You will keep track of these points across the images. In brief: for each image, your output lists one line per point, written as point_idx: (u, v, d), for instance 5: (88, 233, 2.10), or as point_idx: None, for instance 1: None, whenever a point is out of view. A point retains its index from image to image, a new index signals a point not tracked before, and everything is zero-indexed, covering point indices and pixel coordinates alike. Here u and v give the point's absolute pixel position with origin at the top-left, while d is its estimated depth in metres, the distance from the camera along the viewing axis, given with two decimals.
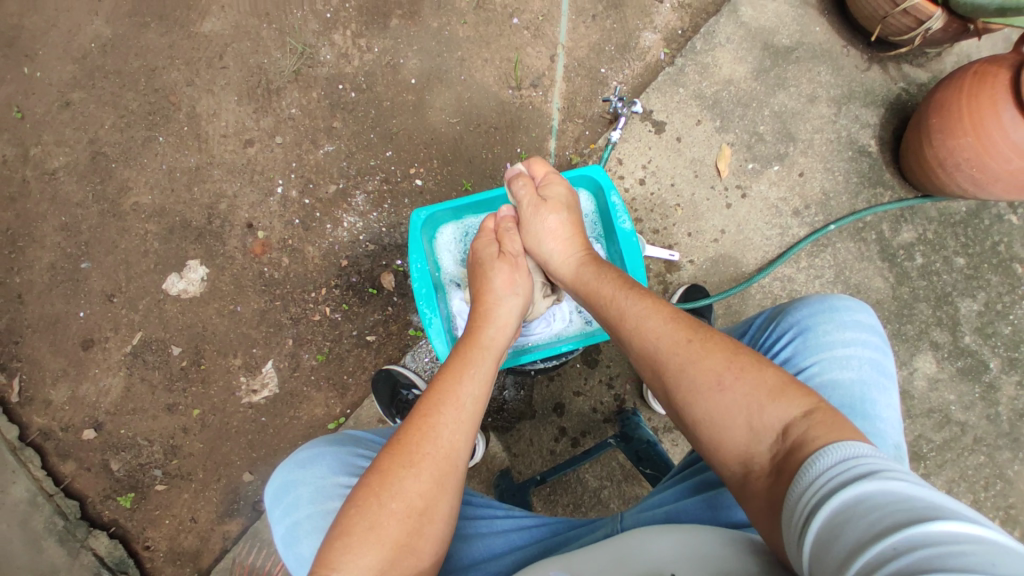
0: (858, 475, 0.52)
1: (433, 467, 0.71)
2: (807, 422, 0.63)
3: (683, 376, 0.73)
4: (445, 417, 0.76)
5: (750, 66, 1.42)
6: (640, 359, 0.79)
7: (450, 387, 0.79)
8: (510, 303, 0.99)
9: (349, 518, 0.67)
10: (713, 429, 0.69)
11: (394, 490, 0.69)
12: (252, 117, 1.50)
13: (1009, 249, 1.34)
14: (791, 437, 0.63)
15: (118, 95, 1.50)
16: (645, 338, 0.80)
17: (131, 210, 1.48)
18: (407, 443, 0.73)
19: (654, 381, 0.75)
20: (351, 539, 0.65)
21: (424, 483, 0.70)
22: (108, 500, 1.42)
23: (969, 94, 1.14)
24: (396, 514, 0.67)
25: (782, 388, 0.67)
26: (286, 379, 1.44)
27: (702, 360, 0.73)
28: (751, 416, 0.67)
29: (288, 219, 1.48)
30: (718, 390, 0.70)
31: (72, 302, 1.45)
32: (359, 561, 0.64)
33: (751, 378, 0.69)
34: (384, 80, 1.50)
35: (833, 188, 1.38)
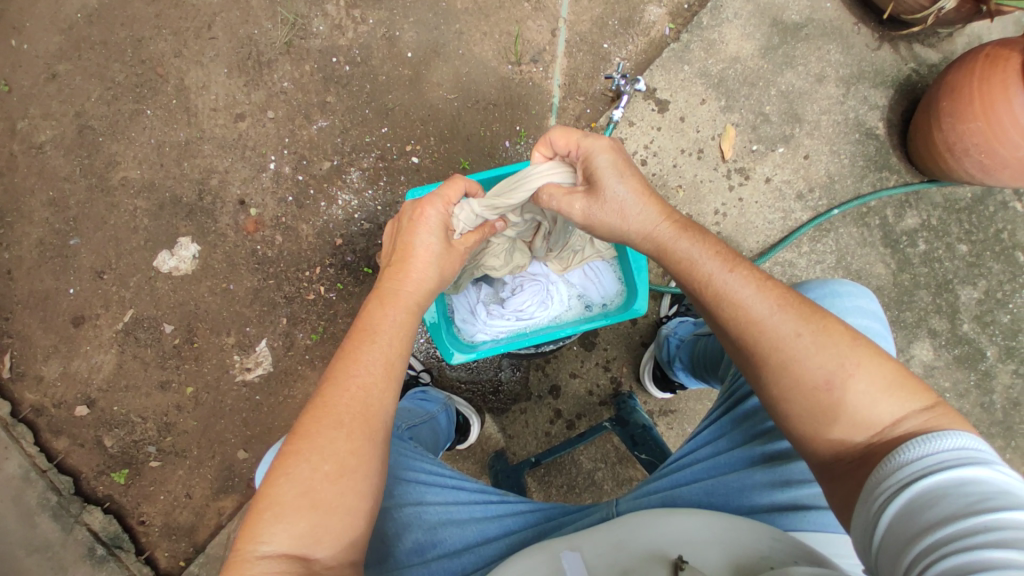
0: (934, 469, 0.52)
1: (361, 423, 0.67)
2: (919, 419, 0.61)
3: (781, 324, 0.68)
4: (369, 374, 0.71)
5: (757, 43, 1.38)
6: (733, 295, 0.72)
7: (370, 341, 0.74)
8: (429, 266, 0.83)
9: (277, 488, 0.62)
10: (803, 405, 0.65)
11: (322, 451, 0.64)
12: (243, 90, 1.45)
13: (1014, 237, 1.32)
14: (901, 429, 0.60)
15: (104, 67, 1.45)
16: (746, 274, 0.72)
17: (120, 184, 1.45)
18: (332, 402, 0.67)
19: (727, 304, 0.72)
20: (279, 510, 0.61)
21: (354, 440, 0.66)
22: (103, 475, 1.42)
23: (981, 78, 1.11)
24: (326, 476, 0.63)
25: (900, 380, 0.63)
26: (280, 358, 1.43)
27: (807, 318, 0.68)
28: (849, 395, 0.63)
29: (281, 196, 1.45)
30: (822, 355, 0.65)
31: (62, 278, 1.43)
32: (292, 531, 0.60)
33: (868, 365, 0.64)
34: (379, 53, 1.45)
35: (838, 171, 1.35)
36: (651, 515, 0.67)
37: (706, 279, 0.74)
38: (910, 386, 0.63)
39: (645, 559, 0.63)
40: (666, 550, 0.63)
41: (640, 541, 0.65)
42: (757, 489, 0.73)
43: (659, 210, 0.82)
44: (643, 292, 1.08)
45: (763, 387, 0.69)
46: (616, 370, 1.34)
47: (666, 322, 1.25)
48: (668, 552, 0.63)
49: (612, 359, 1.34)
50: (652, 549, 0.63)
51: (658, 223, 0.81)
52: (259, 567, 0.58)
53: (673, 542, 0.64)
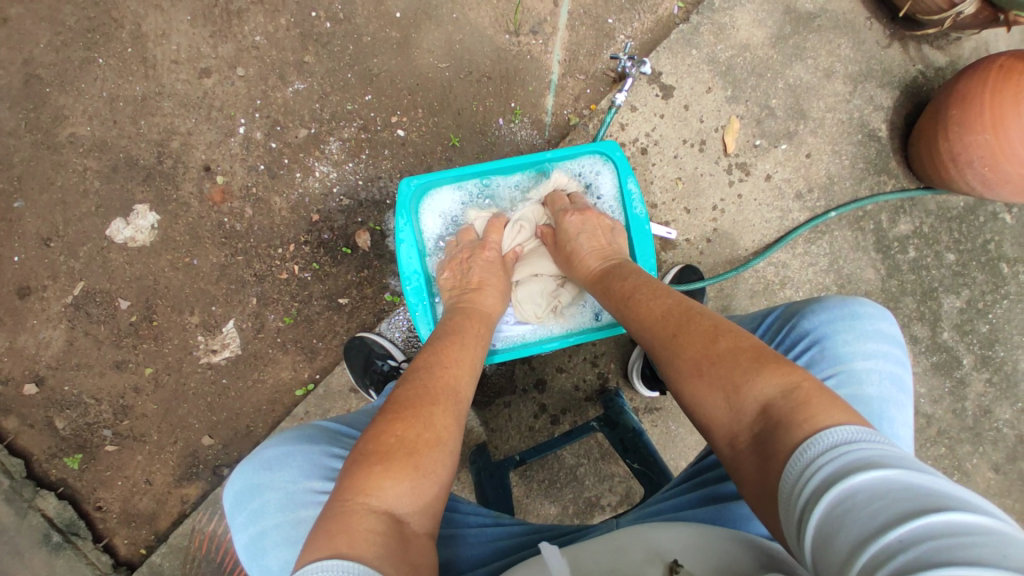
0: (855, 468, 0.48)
1: (454, 408, 0.74)
2: (784, 402, 0.59)
3: (666, 328, 0.76)
4: (463, 372, 0.80)
5: (768, 32, 1.31)
6: (641, 310, 0.82)
7: (457, 348, 0.84)
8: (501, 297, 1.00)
9: (387, 446, 0.65)
10: (700, 386, 0.68)
11: (426, 423, 0.68)
12: (210, 42, 1.30)
13: (999, 248, 1.34)
14: (768, 415, 0.60)
15: (57, 10, 1.27)
16: (657, 292, 0.84)
17: (67, 141, 1.29)
18: (433, 387, 0.74)
19: (631, 319, 0.83)
20: (390, 464, 0.63)
21: (449, 420, 0.71)
22: (54, 459, 1.32)
23: (994, 89, 1.09)
24: (432, 445, 0.67)
25: (760, 362, 0.64)
26: (249, 341, 1.34)
27: (687, 322, 0.75)
28: (706, 377, 0.67)
29: (251, 164, 1.32)
30: (697, 345, 0.71)
31: (3, 245, 1.29)
32: (397, 488, 0.62)
33: (728, 353, 0.67)
34: (364, 11, 1.32)
35: (838, 172, 1.32)
36: (648, 529, 0.68)
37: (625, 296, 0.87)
38: (776, 364, 0.63)
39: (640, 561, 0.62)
40: (663, 552, 0.63)
41: (638, 545, 0.65)
42: None
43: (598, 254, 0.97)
44: None
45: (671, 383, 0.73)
46: (603, 365, 1.31)
47: None
48: (666, 553, 0.63)
49: (601, 355, 1.31)
50: (650, 550, 0.63)
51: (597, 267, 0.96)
52: (364, 518, 0.58)
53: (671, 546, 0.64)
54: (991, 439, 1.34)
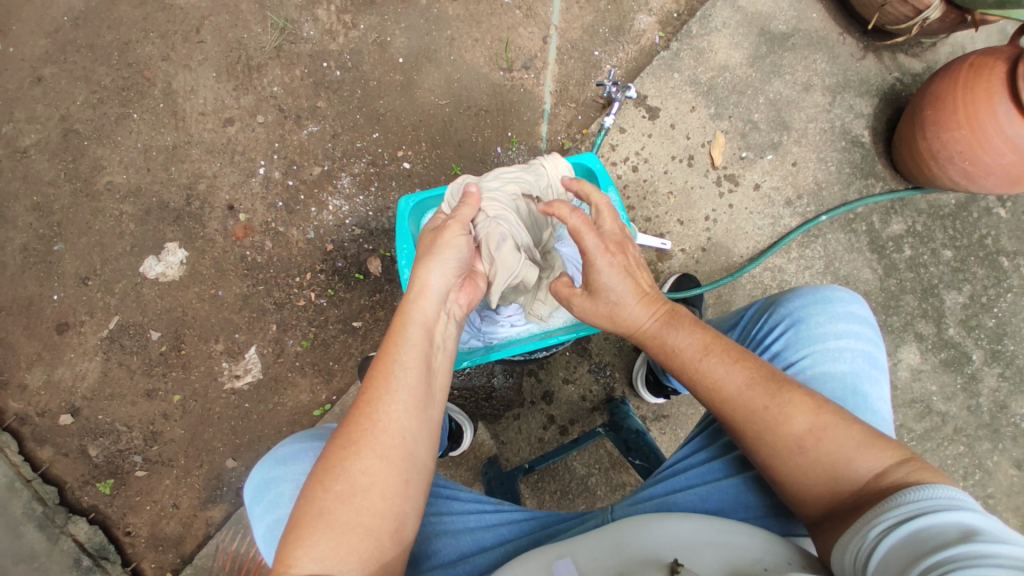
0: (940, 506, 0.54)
1: (373, 443, 0.68)
2: (900, 473, 0.61)
3: (751, 395, 0.70)
4: (383, 393, 0.71)
5: (745, 52, 1.40)
6: (710, 376, 0.73)
7: (380, 359, 0.74)
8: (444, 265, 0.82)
9: (299, 509, 0.64)
10: (786, 465, 0.67)
11: (337, 474, 0.65)
12: (233, 95, 1.44)
13: (996, 242, 1.35)
14: (887, 480, 0.61)
15: (90, 70, 1.43)
16: (719, 358, 0.73)
17: (106, 188, 1.43)
18: (345, 428, 0.68)
19: (701, 383, 0.74)
20: (299, 531, 0.62)
21: (368, 460, 0.67)
22: (87, 486, 1.39)
23: (965, 86, 1.13)
24: (344, 498, 0.64)
25: (870, 439, 0.64)
26: (270, 365, 1.41)
27: (773, 391, 0.69)
28: (822, 452, 0.65)
29: (271, 201, 1.44)
30: (791, 423, 0.67)
31: (46, 284, 1.41)
32: (312, 552, 0.61)
33: (836, 426, 0.66)
34: (370, 58, 1.45)
35: (826, 178, 1.37)
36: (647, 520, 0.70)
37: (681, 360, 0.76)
38: (880, 443, 0.64)
39: (642, 563, 0.63)
40: (661, 555, 0.64)
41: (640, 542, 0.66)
42: (753, 494, 0.75)
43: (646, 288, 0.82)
44: None
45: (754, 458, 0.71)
46: (609, 374, 1.34)
47: None
48: (663, 555, 0.64)
49: (606, 365, 1.35)
50: (650, 553, 0.64)
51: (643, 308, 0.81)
52: None
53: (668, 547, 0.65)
54: (1010, 435, 1.32)
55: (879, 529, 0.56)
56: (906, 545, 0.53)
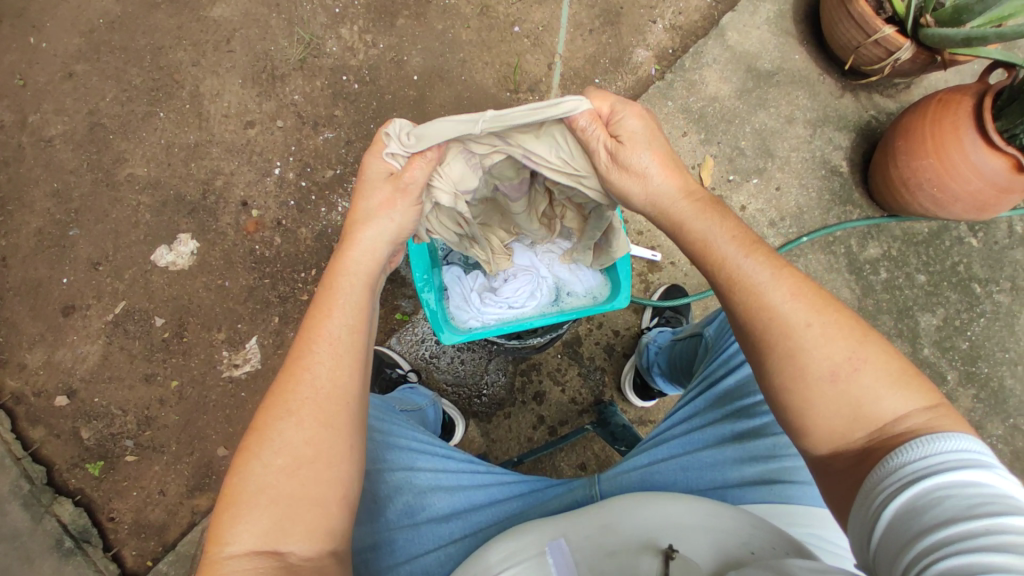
0: (948, 468, 0.54)
1: (314, 410, 0.69)
2: (921, 418, 0.62)
3: (793, 312, 0.67)
4: (320, 359, 0.71)
5: (733, 86, 1.52)
6: (749, 279, 0.71)
7: (316, 322, 0.74)
8: (382, 224, 0.80)
9: (236, 488, 0.66)
10: (809, 398, 0.65)
11: (277, 446, 0.67)
12: (255, 100, 1.54)
13: (968, 269, 1.44)
14: (903, 427, 0.61)
15: (124, 71, 1.53)
16: (765, 261, 0.71)
17: (126, 179, 1.50)
18: (278, 397, 0.69)
19: (738, 289, 0.71)
20: (237, 510, 0.64)
21: (309, 428, 0.68)
22: (75, 468, 1.40)
23: (934, 120, 1.24)
24: (284, 471, 0.66)
25: (901, 377, 0.64)
26: (269, 356, 1.44)
27: (821, 309, 0.68)
28: (854, 386, 0.64)
29: (283, 199, 1.51)
30: (829, 347, 0.65)
31: (57, 267, 1.46)
32: (251, 528, 0.64)
33: (872, 361, 0.65)
34: (387, 75, 1.56)
35: (807, 203, 1.46)
36: (640, 499, 0.72)
37: (720, 260, 0.74)
38: (908, 387, 0.64)
39: (633, 547, 0.67)
40: (651, 538, 0.68)
41: (631, 524, 0.69)
42: (736, 464, 0.79)
43: (673, 174, 0.79)
44: (627, 288, 1.07)
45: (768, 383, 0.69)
46: (599, 377, 1.39)
47: (647, 332, 1.33)
48: (654, 539, 0.68)
49: (597, 368, 1.39)
50: (640, 535, 0.68)
51: (675, 199, 0.79)
52: (227, 564, 0.62)
53: (661, 530, 0.68)
54: None
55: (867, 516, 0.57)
56: (905, 516, 0.53)
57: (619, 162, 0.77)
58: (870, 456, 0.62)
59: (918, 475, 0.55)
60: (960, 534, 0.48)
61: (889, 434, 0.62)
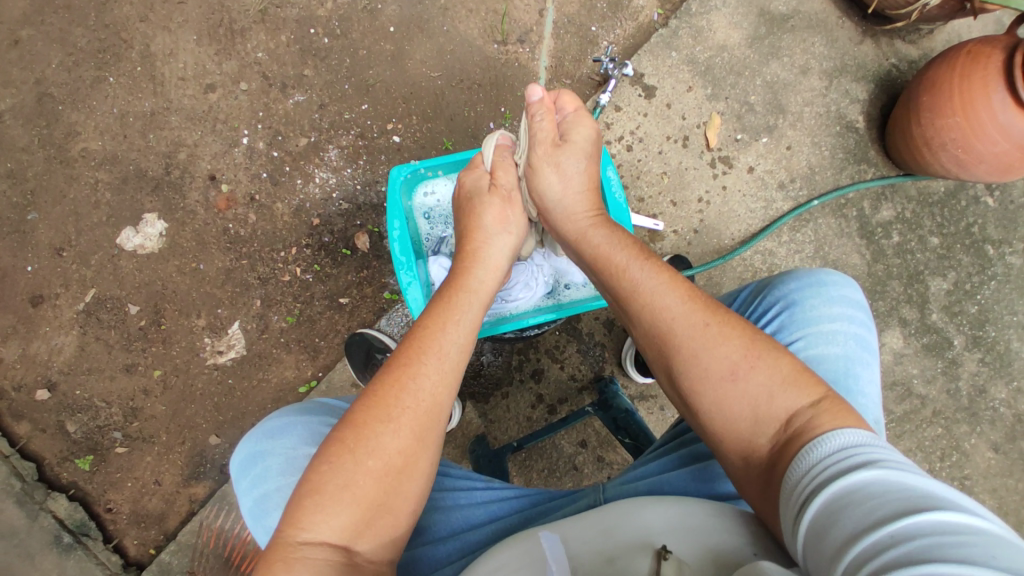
0: (860, 465, 0.52)
1: (415, 422, 0.65)
2: (811, 413, 0.62)
3: (689, 312, 0.72)
4: (428, 369, 0.69)
5: (744, 32, 1.38)
6: (646, 287, 0.77)
7: (432, 333, 0.72)
8: (501, 239, 0.93)
9: (321, 474, 0.61)
10: (711, 390, 0.67)
11: (372, 447, 0.62)
12: (214, 60, 1.38)
13: (982, 230, 1.37)
14: (791, 428, 0.62)
15: (65, 30, 1.36)
16: (656, 267, 0.79)
17: (80, 155, 1.36)
18: (384, 394, 0.66)
19: (640, 301, 0.77)
20: (321, 496, 0.59)
21: (405, 439, 0.64)
22: (65, 462, 1.36)
23: (961, 74, 1.13)
24: (373, 473, 0.62)
25: (796, 375, 0.65)
26: (254, 341, 1.38)
27: (715, 312, 0.72)
28: (750, 381, 0.66)
29: (254, 172, 1.39)
30: (725, 345, 0.68)
31: (19, 255, 1.35)
32: (332, 521, 0.59)
33: (765, 357, 0.67)
34: (360, 26, 1.40)
35: (819, 162, 1.37)
36: (639, 503, 0.68)
37: (622, 263, 0.82)
38: (803, 377, 0.65)
39: (633, 549, 0.63)
40: (652, 538, 0.64)
41: (631, 526, 0.65)
42: None
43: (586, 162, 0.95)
44: None
45: (678, 379, 0.71)
46: (599, 354, 1.34)
47: None
48: (654, 539, 0.63)
49: (597, 345, 1.35)
50: (641, 536, 0.64)
51: (587, 212, 0.92)
52: (299, 552, 0.57)
53: (662, 530, 0.64)
54: (988, 419, 1.35)
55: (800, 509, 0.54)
56: (823, 523, 0.50)
57: (556, 154, 0.94)
58: (778, 458, 0.62)
59: (830, 481, 0.53)
60: (879, 535, 0.45)
61: (783, 427, 0.63)
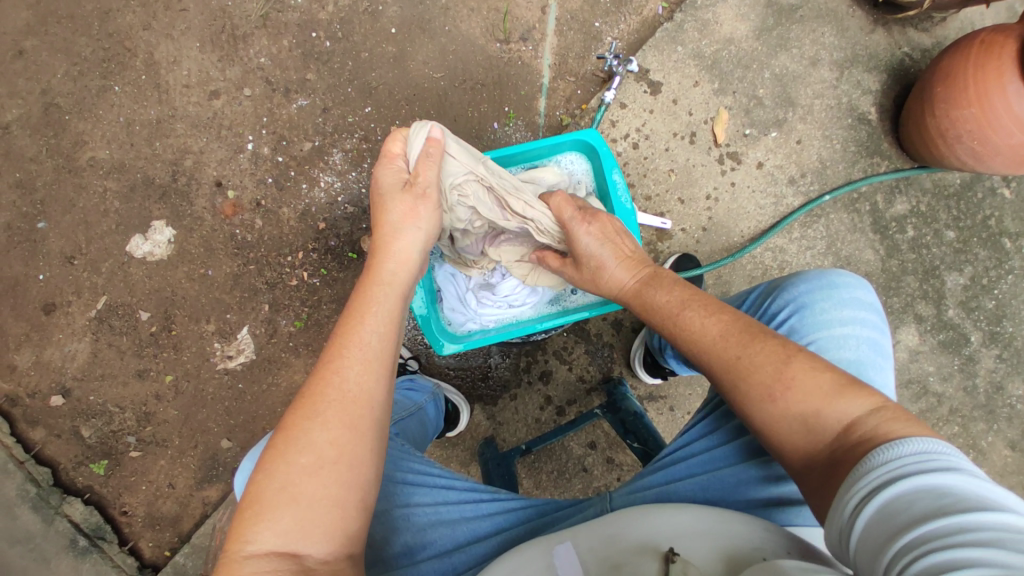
0: (923, 462, 0.52)
1: (342, 414, 0.64)
2: (871, 421, 0.60)
3: (723, 349, 0.72)
4: (350, 361, 0.67)
5: (751, 25, 1.35)
6: (685, 330, 0.77)
7: (351, 326, 0.70)
8: (411, 233, 0.81)
9: (258, 485, 0.60)
10: (759, 418, 0.67)
11: (301, 446, 0.61)
12: (218, 66, 1.39)
13: (1000, 223, 1.33)
14: (853, 434, 0.60)
15: (72, 42, 1.37)
16: (694, 312, 0.78)
17: (89, 164, 1.38)
18: (311, 394, 0.64)
19: (683, 339, 0.77)
20: (259, 508, 0.59)
21: (336, 432, 0.63)
22: (81, 467, 1.38)
23: (976, 64, 1.10)
24: (308, 471, 0.60)
25: (839, 387, 0.63)
26: (262, 346, 1.38)
27: (748, 341, 0.71)
28: (796, 402, 0.65)
29: (260, 177, 1.39)
30: (760, 372, 0.68)
31: (31, 263, 1.37)
32: (275, 527, 0.58)
33: (805, 375, 0.65)
34: (361, 28, 1.39)
35: (830, 156, 1.34)
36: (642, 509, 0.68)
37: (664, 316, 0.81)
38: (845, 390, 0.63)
39: (637, 554, 0.62)
40: (656, 541, 0.63)
41: (635, 532, 0.65)
42: (754, 484, 0.75)
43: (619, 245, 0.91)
44: None
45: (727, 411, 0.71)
46: (608, 354, 1.33)
47: None
48: (659, 543, 0.63)
49: (605, 346, 1.34)
50: (645, 541, 0.64)
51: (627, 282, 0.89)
52: (247, 564, 0.56)
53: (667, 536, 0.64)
54: (1006, 416, 1.32)
55: (858, 498, 0.54)
56: (887, 512, 0.50)
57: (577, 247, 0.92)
58: (836, 463, 0.60)
59: (889, 475, 0.53)
60: (946, 525, 0.45)
61: (842, 444, 0.61)
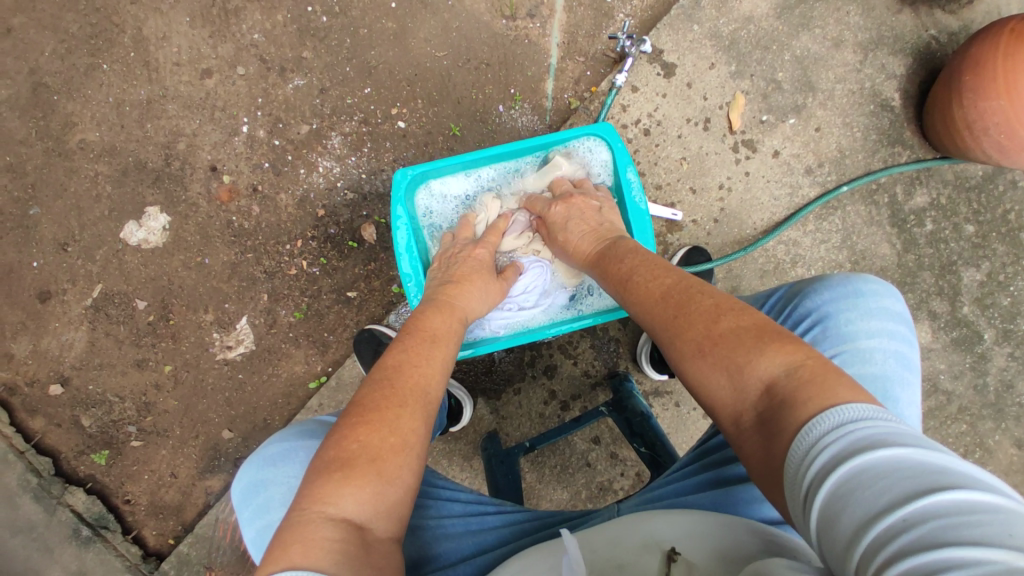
0: (861, 435, 0.44)
1: (424, 409, 0.69)
2: (791, 381, 0.54)
3: (675, 299, 0.69)
4: (432, 368, 0.75)
5: (773, 2, 1.28)
6: (642, 285, 0.76)
7: (425, 343, 0.77)
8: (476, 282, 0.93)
9: (353, 450, 0.61)
10: (692, 361, 0.63)
11: (393, 425, 0.65)
12: (209, 43, 1.32)
13: (1021, 218, 1.29)
14: (776, 392, 0.54)
15: (57, 17, 1.30)
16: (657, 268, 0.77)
17: (79, 148, 1.32)
18: (400, 386, 0.69)
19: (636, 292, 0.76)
20: (351, 472, 0.59)
21: (417, 423, 0.67)
22: (83, 455, 1.38)
23: (1005, 54, 1.05)
24: (396, 449, 0.63)
25: (772, 338, 0.58)
26: (262, 337, 1.36)
27: (696, 294, 0.68)
28: (728, 351, 0.60)
29: (255, 162, 1.34)
30: (703, 319, 0.64)
31: (24, 251, 1.33)
32: (357, 495, 0.59)
33: (744, 326, 0.60)
34: (360, 3, 1.32)
35: (850, 145, 1.28)
36: (646, 516, 0.67)
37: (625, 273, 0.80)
38: (778, 340, 0.57)
39: (642, 550, 0.60)
40: (660, 540, 0.61)
41: (640, 534, 0.63)
42: (766, 501, 0.73)
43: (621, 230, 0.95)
44: None
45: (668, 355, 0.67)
46: (614, 349, 1.31)
47: None
48: (663, 542, 0.61)
49: (611, 340, 1.32)
50: (650, 540, 0.62)
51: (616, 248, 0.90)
52: (321, 527, 0.55)
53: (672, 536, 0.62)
54: (1015, 415, 1.30)
55: (803, 491, 0.46)
56: (832, 508, 0.42)
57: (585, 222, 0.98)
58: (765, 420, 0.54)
59: (829, 458, 0.45)
60: (900, 521, 0.37)
61: (768, 396, 0.55)
